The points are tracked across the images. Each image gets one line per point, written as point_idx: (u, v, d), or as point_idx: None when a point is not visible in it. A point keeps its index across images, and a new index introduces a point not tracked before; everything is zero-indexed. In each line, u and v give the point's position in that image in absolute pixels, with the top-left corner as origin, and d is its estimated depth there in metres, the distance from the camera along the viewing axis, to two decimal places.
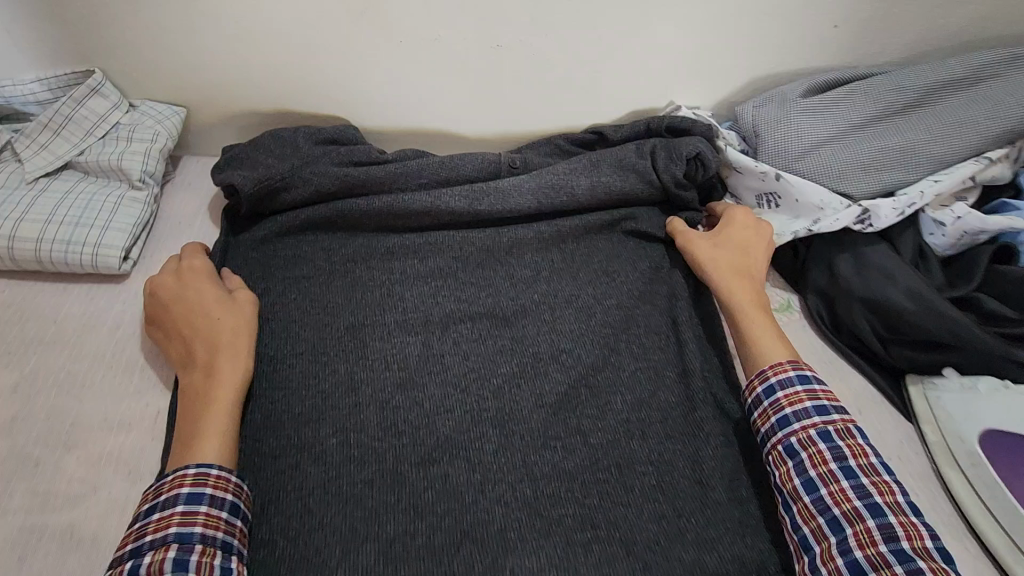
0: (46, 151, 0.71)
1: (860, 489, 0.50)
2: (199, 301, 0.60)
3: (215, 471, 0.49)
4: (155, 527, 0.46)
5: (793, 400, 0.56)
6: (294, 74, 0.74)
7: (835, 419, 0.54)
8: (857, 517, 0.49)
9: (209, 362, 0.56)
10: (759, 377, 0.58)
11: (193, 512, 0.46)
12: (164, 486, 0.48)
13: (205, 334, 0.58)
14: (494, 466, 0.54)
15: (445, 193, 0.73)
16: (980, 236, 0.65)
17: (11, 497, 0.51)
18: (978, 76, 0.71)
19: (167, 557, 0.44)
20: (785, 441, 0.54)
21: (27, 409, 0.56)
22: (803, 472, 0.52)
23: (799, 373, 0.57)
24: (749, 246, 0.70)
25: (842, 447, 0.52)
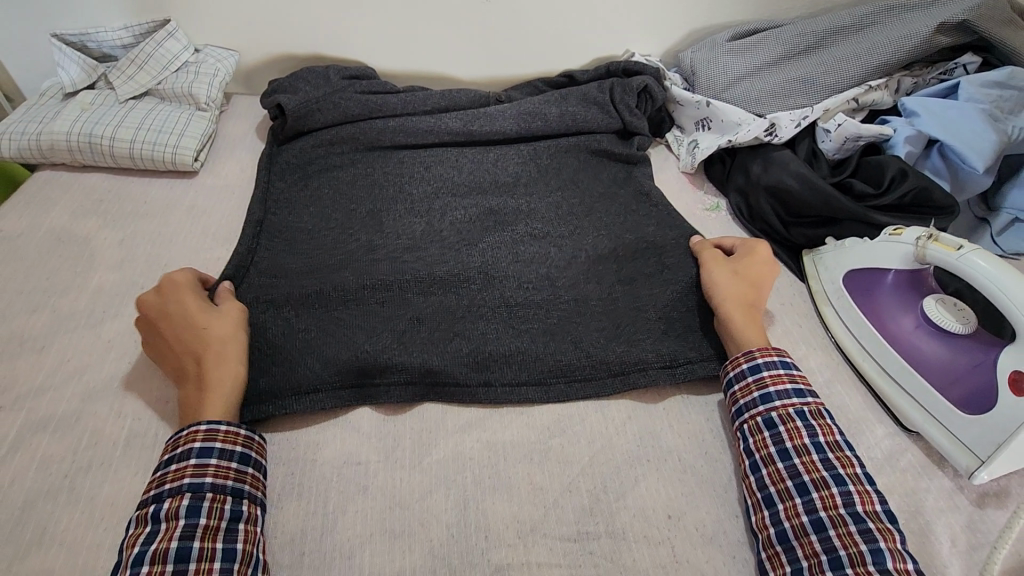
0: (133, 80, 0.89)
1: (826, 462, 0.57)
2: (181, 315, 0.61)
3: (223, 426, 0.55)
4: (172, 477, 0.51)
5: (777, 380, 0.62)
6: (327, 25, 0.94)
7: (809, 401, 0.61)
8: (825, 485, 0.55)
9: (201, 377, 0.58)
10: (744, 356, 0.64)
11: (204, 464, 0.52)
12: (178, 440, 0.54)
13: (192, 349, 0.59)
14: (479, 296, 0.73)
15: (445, 117, 0.92)
16: (859, 141, 0.84)
17: (125, 306, 0.69)
18: (860, 25, 0.91)
19: (182, 504, 0.50)
20: (764, 414, 0.60)
21: (132, 254, 0.75)
22: (779, 442, 0.58)
23: (782, 359, 0.63)
24: (758, 279, 0.71)
25: (816, 425, 0.59)
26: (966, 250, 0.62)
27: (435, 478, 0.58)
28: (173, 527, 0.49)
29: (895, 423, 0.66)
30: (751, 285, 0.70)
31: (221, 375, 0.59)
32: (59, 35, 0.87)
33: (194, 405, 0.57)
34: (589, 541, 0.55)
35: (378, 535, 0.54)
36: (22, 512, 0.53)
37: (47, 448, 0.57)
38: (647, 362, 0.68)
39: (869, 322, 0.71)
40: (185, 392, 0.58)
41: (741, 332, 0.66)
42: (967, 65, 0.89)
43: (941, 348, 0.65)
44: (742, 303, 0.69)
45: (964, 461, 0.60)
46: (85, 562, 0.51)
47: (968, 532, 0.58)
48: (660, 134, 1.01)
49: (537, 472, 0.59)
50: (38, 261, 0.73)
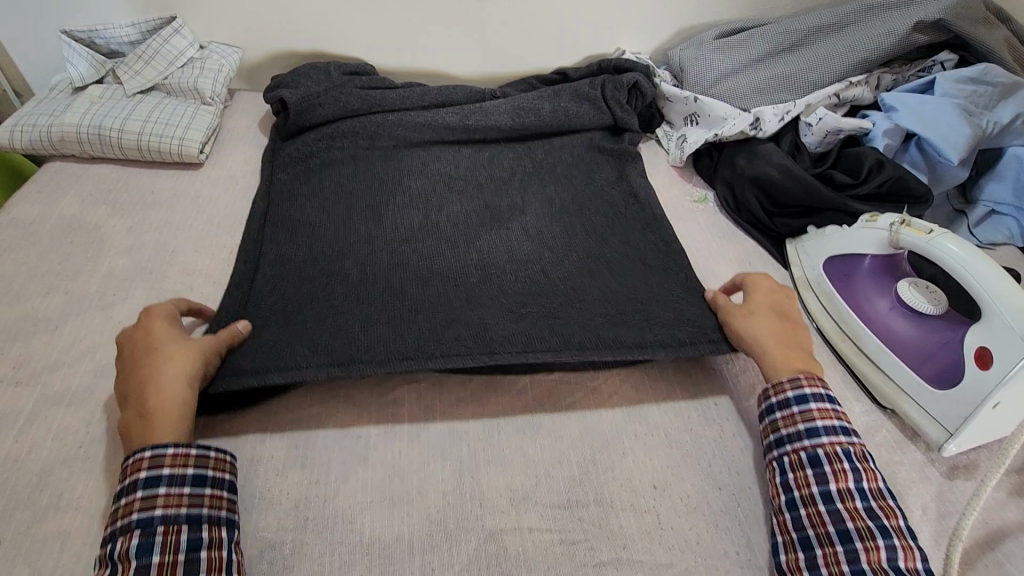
0: (140, 74, 0.92)
1: (870, 510, 0.54)
2: (143, 337, 0.59)
3: (169, 449, 0.52)
4: (120, 512, 0.49)
5: (825, 415, 0.59)
6: (329, 24, 0.97)
7: (855, 442, 0.58)
8: (870, 534, 0.52)
9: (144, 402, 0.55)
10: (789, 382, 0.61)
11: (152, 496, 0.50)
12: (125, 471, 0.51)
13: (139, 373, 0.57)
14: (475, 286, 0.76)
15: (442, 113, 0.95)
16: (839, 134, 0.87)
17: (134, 289, 0.72)
18: (842, 24, 0.95)
19: (133, 543, 0.48)
20: (809, 450, 0.57)
21: (140, 241, 0.78)
22: (823, 482, 0.55)
23: (829, 394, 0.61)
24: (783, 309, 0.69)
25: (863, 469, 0.56)
26: (937, 234, 0.65)
27: (432, 451, 0.61)
28: (126, 567, 0.47)
29: (872, 402, 0.69)
30: (780, 318, 0.68)
31: (166, 401, 0.55)
32: (69, 32, 0.90)
33: (138, 430, 0.54)
34: (578, 509, 0.58)
35: (378, 502, 0.57)
36: (39, 479, 0.56)
37: (62, 421, 0.60)
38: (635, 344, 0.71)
39: (846, 304, 0.74)
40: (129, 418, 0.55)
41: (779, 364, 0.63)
42: (944, 62, 0.92)
43: (913, 328, 0.69)
44: (792, 341, 0.66)
45: (935, 434, 0.63)
46: (99, 526, 0.53)
47: (938, 502, 0.61)
48: (651, 129, 1.04)
49: (529, 445, 0.62)
50: (49, 247, 0.76)
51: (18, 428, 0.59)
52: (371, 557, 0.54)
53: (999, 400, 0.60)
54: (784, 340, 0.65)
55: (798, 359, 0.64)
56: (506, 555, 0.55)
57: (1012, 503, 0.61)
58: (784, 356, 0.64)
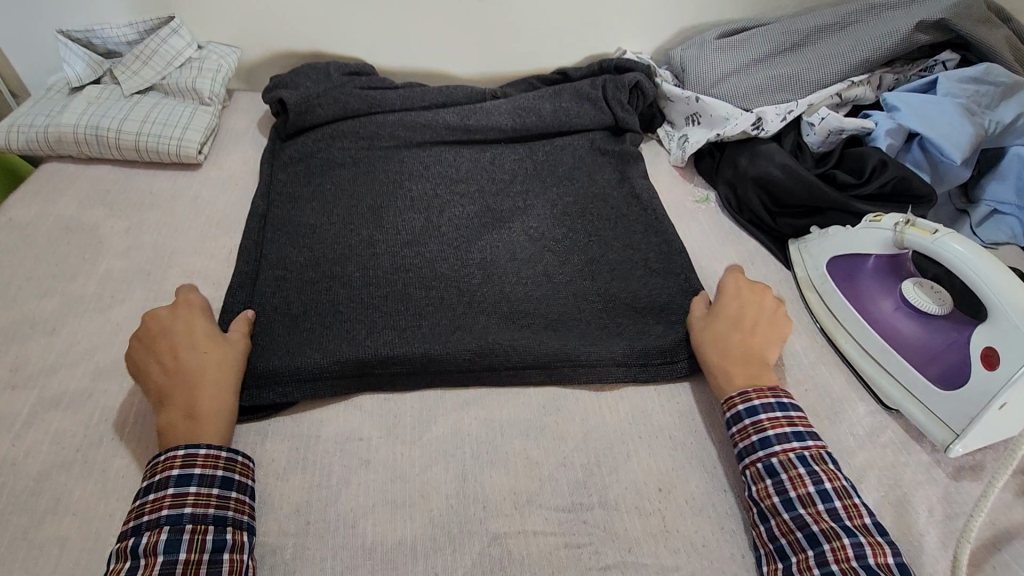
0: (138, 74, 0.91)
1: (833, 512, 0.54)
2: (189, 336, 0.61)
3: (203, 450, 0.54)
4: (149, 508, 0.50)
5: (776, 423, 0.59)
6: (328, 23, 0.96)
7: (810, 445, 0.58)
8: (834, 536, 0.52)
9: (193, 404, 0.57)
10: (739, 396, 0.61)
11: (182, 494, 0.51)
12: (155, 468, 0.53)
13: (187, 373, 0.58)
14: (478, 290, 0.75)
15: (442, 113, 0.95)
16: (842, 134, 0.87)
17: (133, 291, 0.71)
18: (844, 23, 0.95)
19: (161, 539, 0.49)
20: (765, 461, 0.57)
21: (139, 243, 0.77)
22: (784, 491, 0.55)
23: (779, 400, 0.60)
24: (742, 315, 0.68)
25: (820, 473, 0.55)
26: (941, 234, 0.65)
27: (434, 454, 0.60)
28: (152, 562, 0.48)
29: (877, 403, 0.69)
30: (739, 327, 0.66)
31: (215, 405, 0.58)
32: (66, 32, 0.90)
33: (182, 429, 0.55)
34: (582, 512, 0.57)
35: (380, 506, 0.57)
36: (36, 483, 0.55)
37: (60, 424, 0.59)
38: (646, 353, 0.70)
39: (850, 304, 0.74)
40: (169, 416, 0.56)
41: (737, 377, 0.63)
42: (946, 62, 0.92)
43: (918, 329, 0.68)
44: (748, 353, 0.64)
45: (941, 435, 0.63)
46: (96, 531, 0.52)
47: (944, 504, 0.60)
48: (651, 130, 1.04)
49: (532, 448, 0.62)
50: (45, 249, 0.75)
51: (14, 432, 0.58)
52: (374, 561, 0.53)
53: (1006, 401, 0.59)
54: (738, 353, 0.64)
55: (752, 374, 0.63)
56: (510, 560, 0.54)
57: (1019, 504, 0.60)
58: (737, 371, 0.63)
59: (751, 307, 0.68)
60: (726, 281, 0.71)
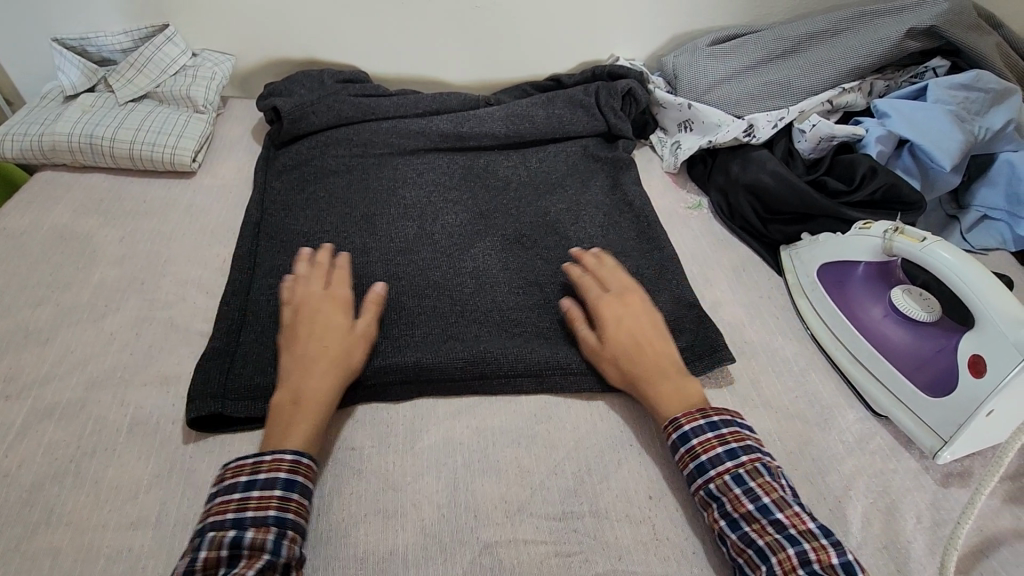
0: (132, 82, 0.92)
1: (776, 522, 0.52)
2: (324, 323, 0.63)
3: (306, 460, 0.55)
4: (256, 505, 0.51)
5: (707, 446, 0.57)
6: (323, 30, 0.97)
7: (744, 459, 0.56)
8: (778, 549, 0.51)
9: (303, 390, 0.58)
10: (672, 424, 0.59)
11: (288, 499, 0.52)
12: (261, 466, 0.53)
13: (310, 359, 0.60)
14: (471, 299, 0.75)
15: (435, 120, 0.95)
16: (833, 141, 0.87)
17: (127, 300, 0.72)
18: (836, 30, 0.95)
19: (268, 538, 0.49)
20: (705, 487, 0.56)
21: (133, 251, 0.77)
22: (727, 513, 0.54)
23: (708, 422, 0.59)
24: (641, 343, 0.65)
25: (755, 489, 0.54)
26: (929, 242, 0.65)
27: (426, 462, 0.61)
28: (253, 558, 0.48)
29: (867, 409, 0.69)
30: (634, 349, 0.64)
31: (320, 401, 0.59)
32: (61, 40, 0.90)
33: (287, 412, 0.57)
34: (572, 520, 0.58)
35: (372, 515, 0.57)
36: (30, 494, 0.55)
37: (54, 434, 0.59)
38: None
39: (840, 311, 0.74)
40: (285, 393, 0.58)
41: (666, 399, 0.61)
42: (937, 68, 0.93)
43: (907, 336, 0.69)
44: (662, 370, 0.63)
45: (929, 441, 0.63)
46: (90, 541, 0.53)
47: (932, 510, 0.61)
48: (645, 136, 1.04)
49: (524, 456, 0.62)
50: (39, 258, 0.75)
51: (8, 443, 0.58)
52: (366, 570, 0.54)
53: (994, 407, 0.60)
54: (651, 374, 0.63)
55: (681, 393, 0.62)
56: (500, 568, 0.54)
57: (1006, 510, 0.61)
58: (664, 393, 0.62)
59: (635, 319, 0.66)
60: (600, 297, 0.69)
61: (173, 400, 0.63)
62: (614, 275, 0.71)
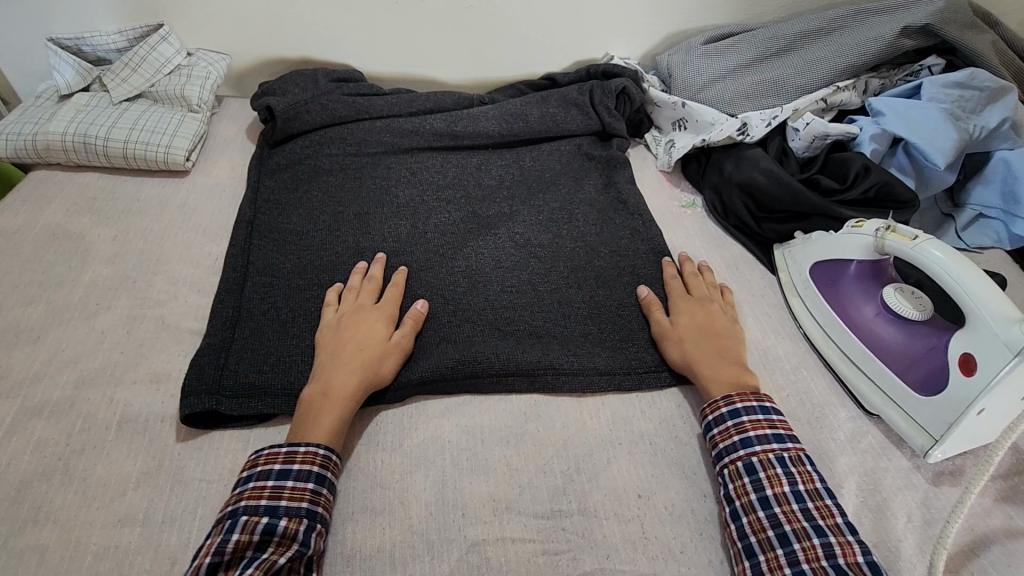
0: (127, 82, 0.92)
1: (806, 512, 0.55)
2: (366, 328, 0.66)
3: (336, 457, 0.57)
4: (289, 495, 0.53)
5: (756, 425, 0.60)
6: (317, 30, 0.97)
7: (789, 447, 0.59)
8: (806, 536, 0.53)
9: (333, 384, 0.61)
10: (723, 399, 0.62)
11: (319, 493, 0.54)
12: (296, 456, 0.55)
13: (344, 356, 0.63)
14: (463, 298, 0.75)
15: (429, 119, 0.95)
16: (826, 139, 0.87)
17: (119, 299, 0.72)
18: (830, 28, 0.95)
19: (301, 528, 0.51)
20: (745, 459, 0.58)
21: (125, 250, 0.77)
22: (760, 488, 0.56)
23: (761, 405, 0.61)
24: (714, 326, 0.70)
25: (795, 474, 0.57)
26: (921, 240, 0.65)
27: (416, 460, 0.61)
28: (284, 546, 0.50)
29: (858, 408, 0.69)
30: (707, 339, 0.69)
31: (348, 397, 0.60)
32: (56, 40, 0.90)
33: (315, 404, 0.60)
34: (561, 519, 0.58)
35: (361, 512, 0.57)
36: (18, 491, 0.55)
37: (43, 432, 0.60)
38: (631, 366, 0.70)
39: (832, 310, 0.74)
40: (316, 385, 0.61)
41: (718, 382, 0.65)
42: (932, 66, 0.93)
43: (898, 334, 0.69)
44: (725, 360, 0.67)
45: (920, 440, 0.63)
46: (77, 538, 0.53)
47: (922, 510, 0.61)
48: (639, 135, 1.04)
49: (514, 455, 0.62)
50: (33, 256, 0.76)
51: None
52: (352, 568, 0.54)
53: (984, 407, 0.60)
54: (714, 359, 0.67)
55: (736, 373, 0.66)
56: (488, 566, 0.54)
57: (998, 509, 0.60)
58: (713, 374, 0.65)
59: (712, 319, 0.71)
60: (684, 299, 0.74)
61: (163, 398, 0.63)
62: (709, 287, 0.77)
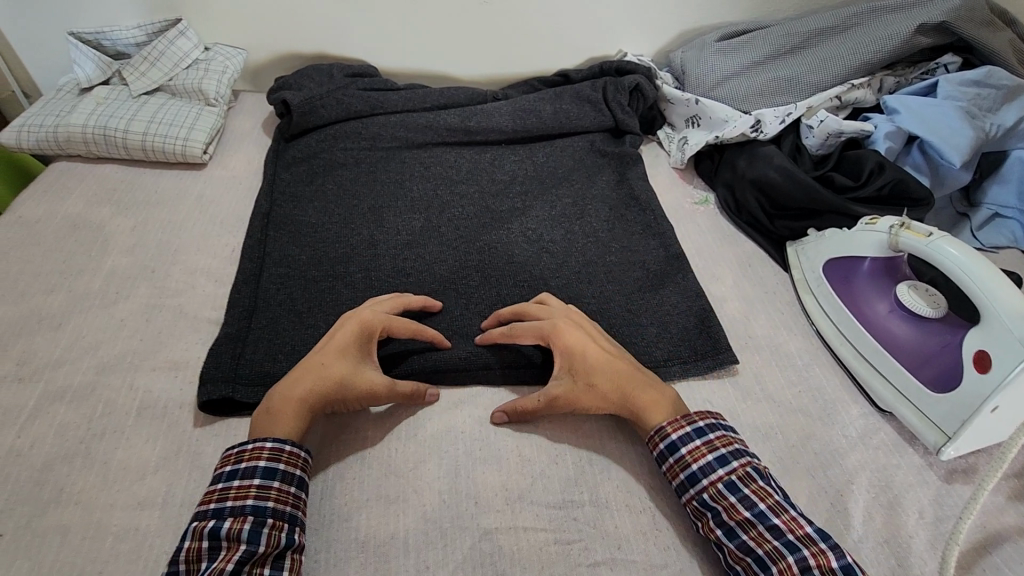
0: (146, 76, 0.93)
1: (774, 528, 0.51)
2: (350, 350, 0.60)
3: (288, 447, 0.54)
4: (235, 494, 0.50)
5: (696, 454, 0.56)
6: (333, 25, 0.98)
7: (735, 466, 0.55)
8: (778, 557, 0.50)
9: (284, 403, 0.56)
10: (657, 434, 0.58)
11: (267, 487, 0.51)
12: (243, 455, 0.52)
13: (313, 375, 0.58)
14: (476, 291, 0.76)
15: (443, 115, 0.96)
16: (841, 137, 0.87)
17: (138, 288, 0.73)
18: (846, 25, 0.94)
19: (245, 527, 0.48)
20: (698, 497, 0.55)
21: (144, 240, 0.79)
22: (723, 522, 0.53)
23: (696, 428, 0.58)
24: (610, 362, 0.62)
25: (749, 496, 0.53)
26: (935, 237, 0.65)
27: (429, 449, 0.62)
28: (233, 549, 0.47)
29: (870, 405, 0.69)
30: (608, 369, 0.61)
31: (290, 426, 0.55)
32: (77, 34, 0.92)
33: (263, 420, 0.56)
34: (573, 509, 0.58)
35: (374, 500, 0.58)
36: (40, 474, 0.57)
37: (65, 416, 0.61)
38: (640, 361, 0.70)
39: (844, 306, 0.74)
40: (269, 399, 0.57)
41: (647, 411, 0.60)
42: (947, 65, 0.92)
43: (912, 331, 0.69)
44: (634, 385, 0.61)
45: (933, 437, 0.63)
46: (98, 520, 0.54)
47: (935, 506, 0.60)
48: (652, 131, 1.05)
49: (525, 445, 0.63)
50: (54, 246, 0.77)
51: (21, 423, 0.60)
52: (366, 554, 0.54)
53: (999, 403, 0.59)
54: (627, 388, 0.61)
55: (658, 399, 0.60)
56: (500, 554, 0.55)
57: (1011, 508, 0.60)
58: (642, 402, 0.60)
59: (593, 341, 0.63)
60: (557, 324, 0.64)
61: (182, 385, 0.64)
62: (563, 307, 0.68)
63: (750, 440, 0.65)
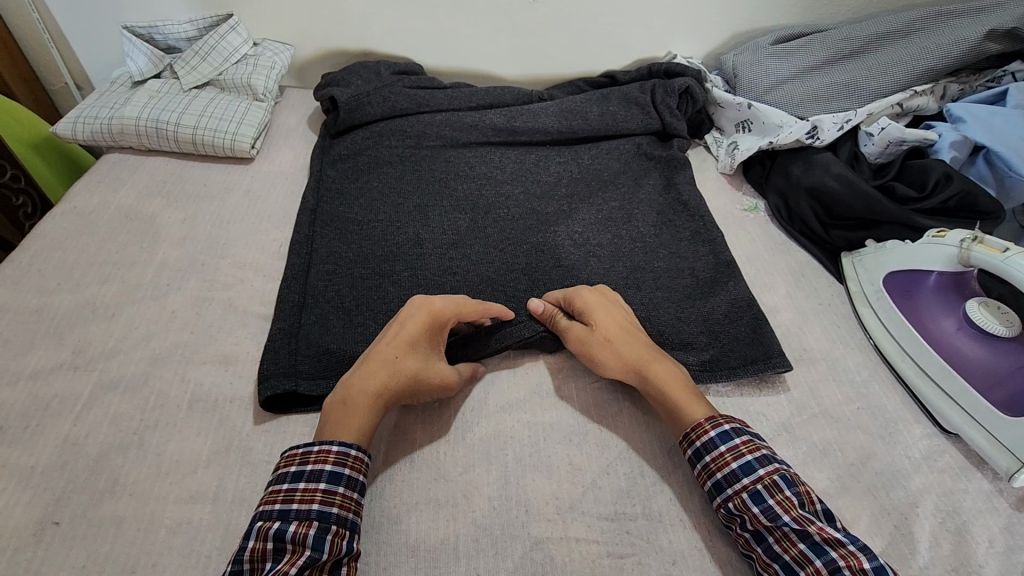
0: (196, 70, 0.94)
1: (800, 531, 0.49)
2: (421, 343, 0.61)
3: (354, 451, 0.53)
4: (301, 497, 0.49)
5: (720, 463, 0.54)
6: (381, 22, 0.97)
7: (762, 474, 0.52)
8: (804, 561, 0.48)
9: (355, 397, 0.56)
10: (685, 439, 0.57)
11: (332, 492, 0.50)
12: (309, 456, 0.52)
13: (386, 369, 0.58)
14: (524, 294, 0.75)
15: (488, 114, 0.95)
16: (902, 145, 0.84)
17: (188, 281, 0.73)
18: (909, 30, 0.91)
19: (310, 532, 0.47)
20: (724, 506, 0.53)
21: (194, 233, 0.79)
22: (749, 529, 0.52)
23: (720, 433, 0.55)
24: (628, 326, 0.65)
25: (773, 507, 0.50)
26: (1012, 253, 0.63)
27: (477, 454, 0.61)
28: (297, 553, 0.47)
29: (936, 426, 0.66)
30: (625, 330, 0.64)
31: (366, 418, 0.56)
32: (130, 28, 0.93)
33: (336, 414, 0.55)
34: (626, 522, 0.57)
35: (424, 504, 0.57)
36: (95, 463, 0.57)
37: (119, 406, 0.61)
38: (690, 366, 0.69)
39: (909, 322, 0.71)
40: (343, 389, 0.57)
41: (686, 408, 0.58)
42: (1015, 72, 0.88)
43: (983, 351, 0.66)
44: (654, 353, 0.63)
45: (1005, 463, 0.60)
46: (151, 512, 0.54)
47: (1006, 535, 0.58)
48: (699, 136, 1.02)
49: (576, 453, 0.61)
50: (107, 236, 0.78)
51: (75, 413, 0.60)
52: (417, 559, 0.53)
53: None
54: (644, 359, 0.62)
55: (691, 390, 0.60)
56: (553, 565, 0.54)
57: None
58: (665, 380, 0.60)
59: (614, 306, 0.67)
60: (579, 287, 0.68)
61: (231, 379, 0.64)
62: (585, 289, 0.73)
63: (807, 456, 0.63)
